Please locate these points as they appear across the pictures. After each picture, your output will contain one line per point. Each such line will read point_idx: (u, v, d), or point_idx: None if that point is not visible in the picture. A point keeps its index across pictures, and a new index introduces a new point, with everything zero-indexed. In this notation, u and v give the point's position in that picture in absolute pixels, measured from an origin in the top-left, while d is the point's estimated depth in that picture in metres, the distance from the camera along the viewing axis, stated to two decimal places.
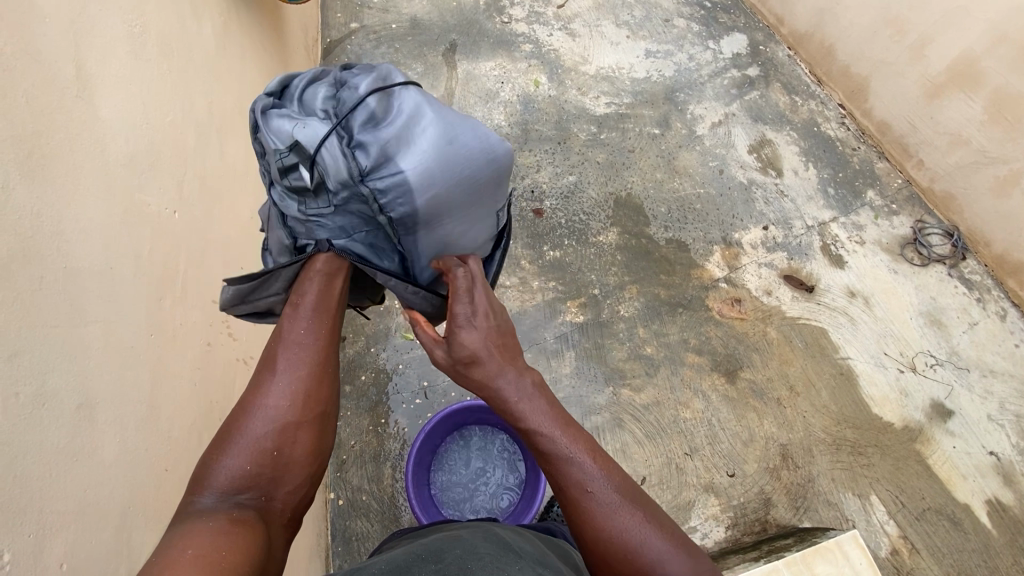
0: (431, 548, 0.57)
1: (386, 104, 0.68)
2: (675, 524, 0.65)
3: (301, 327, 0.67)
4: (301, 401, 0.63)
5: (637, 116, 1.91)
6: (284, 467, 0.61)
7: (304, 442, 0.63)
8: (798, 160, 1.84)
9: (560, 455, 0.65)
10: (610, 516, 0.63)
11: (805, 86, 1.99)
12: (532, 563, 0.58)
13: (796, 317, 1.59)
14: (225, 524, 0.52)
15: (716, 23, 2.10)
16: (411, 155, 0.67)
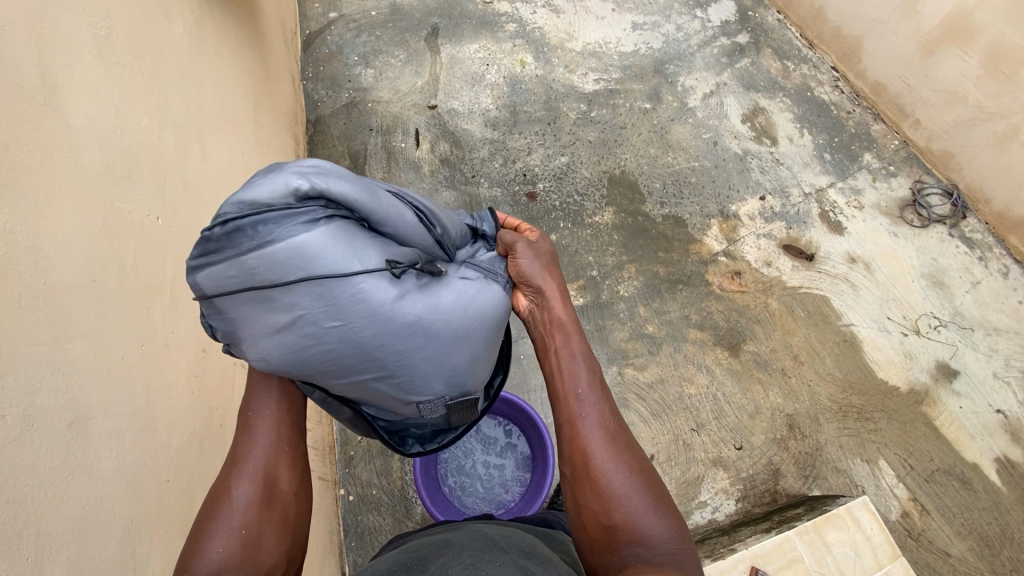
0: (418, 560, 0.64)
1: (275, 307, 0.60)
2: (659, 482, 0.74)
3: (260, 409, 0.71)
4: (261, 481, 0.68)
5: (627, 91, 1.87)
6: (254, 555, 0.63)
7: (272, 527, 0.66)
8: (793, 127, 1.81)
9: (577, 385, 0.79)
10: (607, 457, 0.74)
11: (797, 50, 1.94)
12: (516, 555, 0.63)
13: (797, 286, 1.58)
14: None
15: None
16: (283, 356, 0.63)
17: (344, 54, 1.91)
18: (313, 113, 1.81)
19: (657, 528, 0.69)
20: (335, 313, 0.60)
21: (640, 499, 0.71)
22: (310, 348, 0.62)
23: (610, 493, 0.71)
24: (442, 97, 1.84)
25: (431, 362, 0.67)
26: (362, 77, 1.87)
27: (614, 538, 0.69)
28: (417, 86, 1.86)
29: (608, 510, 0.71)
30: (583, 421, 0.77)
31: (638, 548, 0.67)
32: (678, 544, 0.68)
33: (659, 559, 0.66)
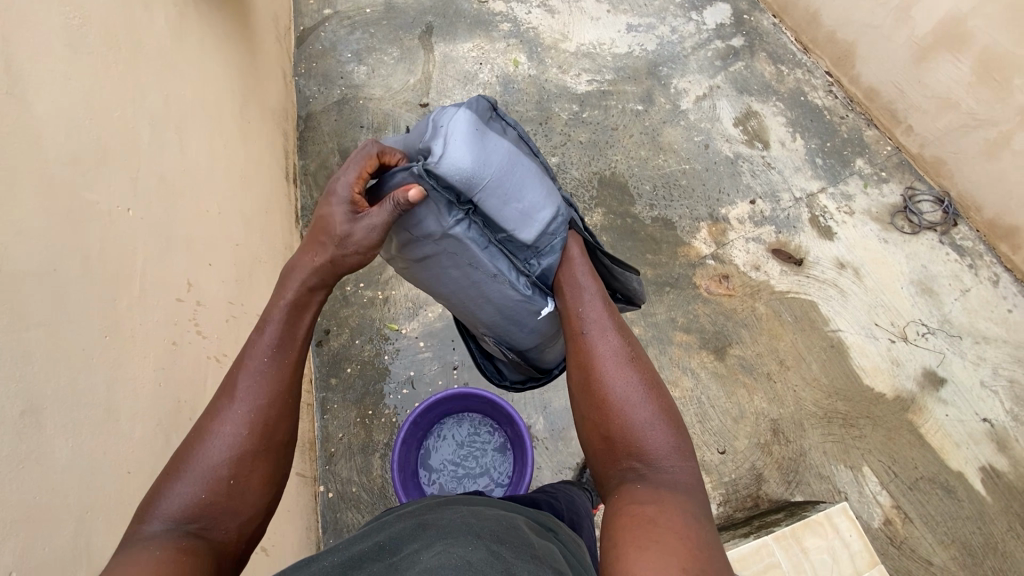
0: (394, 538, 0.64)
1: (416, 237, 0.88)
2: (665, 397, 0.83)
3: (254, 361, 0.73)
4: (259, 429, 0.70)
5: (620, 92, 1.88)
6: (279, 404, 0.73)
7: (259, 477, 0.69)
8: (785, 131, 1.81)
9: (588, 308, 0.91)
10: (618, 371, 0.84)
11: (791, 55, 1.96)
12: (490, 541, 0.61)
13: (785, 290, 1.57)
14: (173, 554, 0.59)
15: None
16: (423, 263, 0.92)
17: (337, 51, 1.91)
18: (304, 109, 1.81)
19: (656, 441, 0.79)
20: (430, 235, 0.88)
21: (648, 416, 0.80)
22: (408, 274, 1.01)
23: (617, 405, 0.82)
24: (434, 95, 1.84)
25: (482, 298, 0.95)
26: (355, 74, 1.87)
27: (614, 450, 0.80)
28: (410, 84, 1.85)
29: (610, 420, 0.81)
30: (593, 343, 0.87)
31: (637, 462, 0.78)
32: (676, 455, 0.78)
33: (654, 478, 0.75)
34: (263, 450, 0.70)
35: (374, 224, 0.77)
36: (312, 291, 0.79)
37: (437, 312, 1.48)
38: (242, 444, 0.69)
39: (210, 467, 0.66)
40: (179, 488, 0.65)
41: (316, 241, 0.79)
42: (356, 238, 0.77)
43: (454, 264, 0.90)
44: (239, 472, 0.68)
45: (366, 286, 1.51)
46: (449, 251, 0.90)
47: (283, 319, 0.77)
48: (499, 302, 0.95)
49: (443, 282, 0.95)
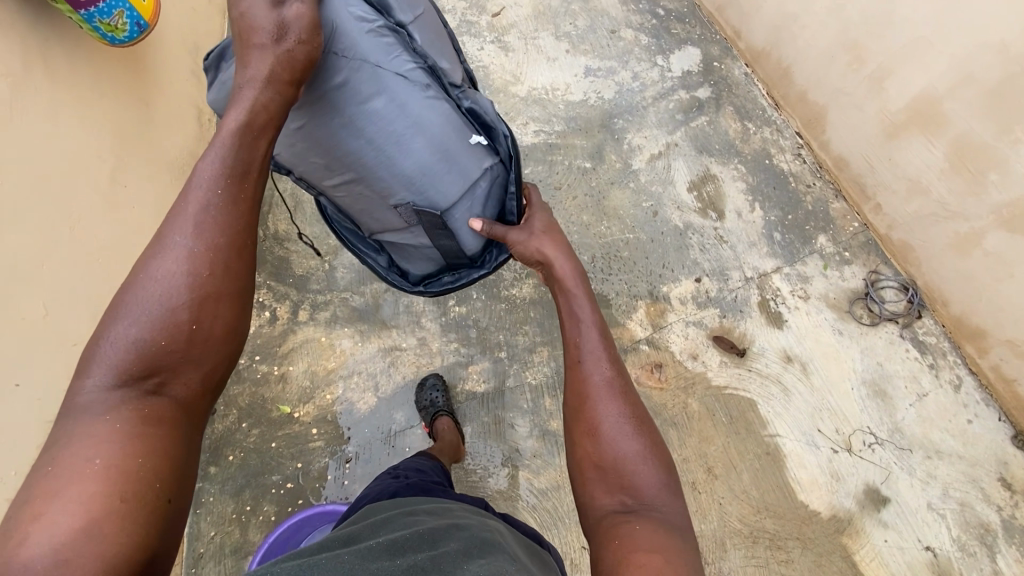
0: (399, 537, 0.69)
1: (350, 46, 0.89)
2: (656, 437, 0.80)
3: (201, 187, 0.66)
4: (215, 260, 0.64)
5: (568, 146, 1.73)
6: (235, 234, 0.66)
7: (226, 310, 0.65)
8: (744, 199, 1.66)
9: (584, 337, 0.88)
10: (608, 402, 0.82)
11: (760, 110, 1.80)
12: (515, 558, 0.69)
13: (722, 386, 1.43)
14: (139, 420, 0.58)
15: (668, 35, 1.95)
16: (353, 92, 0.91)
17: None
18: None
19: (644, 476, 0.76)
20: (366, 47, 0.91)
21: (637, 451, 0.77)
22: (303, 149, 0.94)
23: (610, 438, 0.79)
24: None
25: (417, 133, 0.97)
26: None
27: (608, 479, 0.77)
28: None
29: (601, 449, 0.78)
30: (583, 363, 0.86)
31: (628, 496, 0.75)
32: (662, 490, 0.75)
33: (654, 518, 0.72)
34: (229, 291, 0.65)
35: (285, 19, 0.74)
36: (272, 114, 0.72)
37: (336, 394, 1.38)
38: (203, 284, 0.63)
39: (163, 310, 0.61)
40: (125, 330, 0.61)
41: (249, 47, 0.72)
42: (285, 25, 0.74)
43: (378, 75, 0.92)
44: (202, 320, 0.63)
45: (262, 359, 1.40)
46: (367, 71, 0.91)
47: (234, 143, 0.69)
48: (426, 133, 0.98)
49: (362, 122, 0.93)
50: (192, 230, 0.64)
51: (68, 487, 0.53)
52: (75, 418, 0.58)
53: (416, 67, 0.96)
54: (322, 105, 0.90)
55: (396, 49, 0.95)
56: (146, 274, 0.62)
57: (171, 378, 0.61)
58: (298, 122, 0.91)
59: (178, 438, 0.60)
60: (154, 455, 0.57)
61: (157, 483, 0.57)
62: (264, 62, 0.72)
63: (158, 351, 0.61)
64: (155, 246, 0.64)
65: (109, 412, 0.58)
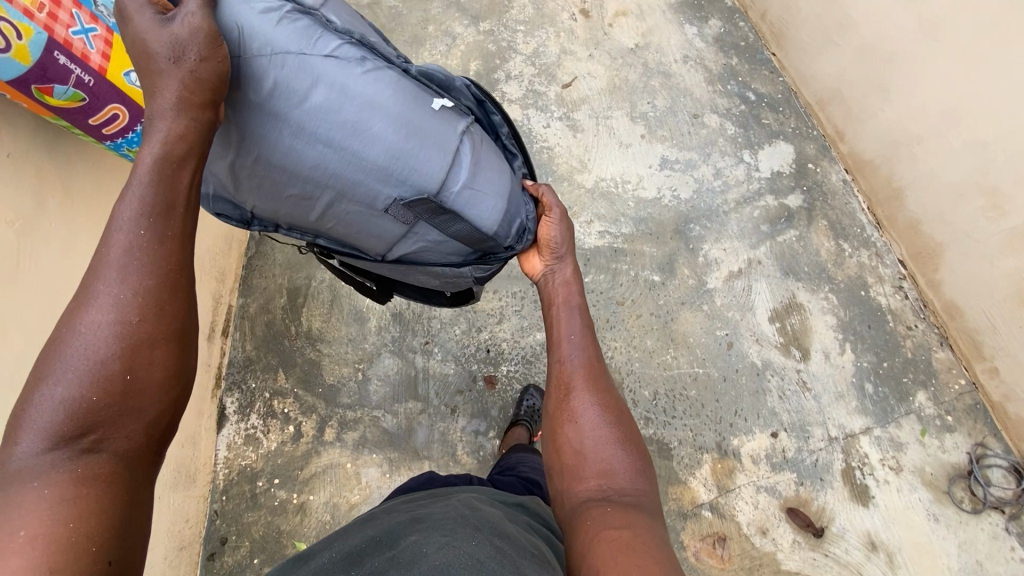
0: (380, 534, 0.75)
1: (267, 42, 0.71)
2: (630, 426, 0.85)
3: (124, 231, 0.61)
4: (144, 305, 0.60)
5: (636, 253, 1.55)
6: (167, 272, 0.62)
7: (163, 357, 0.61)
8: (833, 338, 1.46)
9: (568, 352, 0.91)
10: (584, 391, 0.87)
11: (858, 227, 1.59)
12: (490, 534, 0.73)
13: (793, 572, 1.24)
14: (64, 487, 0.54)
15: (758, 124, 1.74)
16: (295, 97, 0.73)
17: None
18: (258, 226, 1.53)
19: (619, 464, 0.81)
20: (291, 37, 0.73)
21: (611, 440, 0.82)
22: (271, 184, 0.78)
23: (587, 441, 0.83)
24: None
25: (379, 121, 0.78)
26: None
27: (584, 471, 0.81)
28: None
29: (580, 440, 0.83)
30: (569, 360, 0.90)
31: (606, 486, 0.78)
32: (636, 475, 0.80)
33: (629, 501, 0.76)
34: (166, 335, 0.61)
35: (179, 36, 0.63)
36: (192, 143, 0.64)
37: None
38: (134, 331, 0.59)
39: (93, 363, 0.58)
40: (50, 390, 0.57)
41: (151, 76, 0.64)
42: (180, 44, 0.64)
43: (316, 67, 0.74)
44: (136, 369, 0.59)
45: (280, 485, 1.28)
46: (297, 65, 0.73)
47: (153, 178, 0.63)
48: (384, 112, 0.78)
49: (311, 124, 0.75)
50: (117, 277, 0.60)
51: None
52: (1, 489, 0.53)
53: (351, 43, 0.79)
54: (261, 120, 0.73)
55: (317, 31, 0.76)
56: (72, 333, 0.59)
57: (107, 431, 0.57)
58: (248, 158, 0.74)
59: (118, 493, 0.56)
60: (88, 517, 0.53)
61: (93, 549, 0.52)
62: (172, 89, 0.63)
63: (88, 410, 0.57)
64: (78, 303, 0.60)
65: (35, 481, 0.54)
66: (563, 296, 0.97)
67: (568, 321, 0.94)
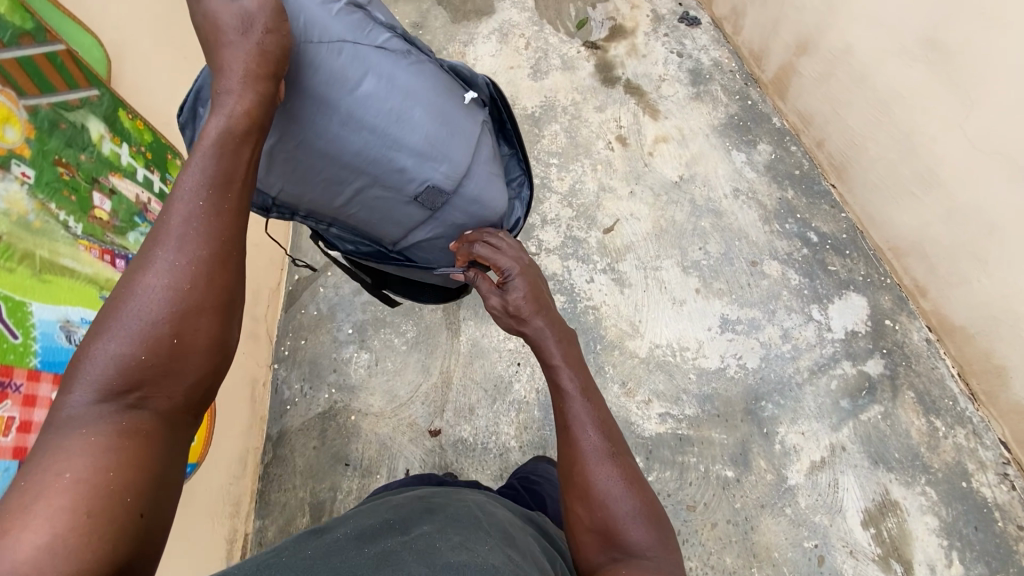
0: (397, 521, 0.74)
1: (327, 29, 0.80)
2: (654, 499, 0.82)
3: (186, 199, 0.60)
4: (196, 274, 0.58)
5: (704, 441, 1.36)
6: (218, 245, 0.60)
7: (209, 324, 0.59)
8: (937, 546, 1.27)
9: (572, 404, 0.87)
10: (602, 466, 0.82)
11: (949, 399, 1.41)
12: (499, 542, 0.72)
13: None
14: (113, 437, 0.52)
15: (825, 272, 1.57)
16: (343, 84, 0.82)
17: (335, 320, 1.49)
18: (276, 424, 1.38)
19: (636, 533, 0.78)
20: (348, 31, 0.83)
21: (627, 511, 0.79)
22: (304, 169, 0.84)
23: (600, 501, 0.80)
24: (451, 417, 1.38)
25: (415, 117, 0.90)
26: (351, 367, 1.44)
27: (601, 540, 0.79)
28: (421, 390, 1.41)
29: (594, 509, 0.80)
30: (577, 426, 0.85)
31: (618, 552, 0.77)
32: (659, 548, 0.77)
33: (651, 563, 0.74)
34: (216, 302, 0.59)
35: (249, 9, 0.66)
36: (257, 123, 0.65)
37: None
38: (185, 297, 0.58)
39: (144, 322, 0.56)
40: (105, 346, 0.55)
41: (220, 48, 0.66)
42: (249, 17, 0.66)
43: (364, 57, 0.85)
44: (184, 333, 0.57)
45: None
46: (348, 53, 0.83)
47: (219, 152, 0.62)
48: (422, 104, 0.91)
49: (359, 111, 0.85)
50: (176, 244, 0.58)
51: (45, 500, 0.47)
52: (53, 436, 0.51)
53: (395, 42, 0.91)
54: (311, 107, 0.81)
55: (371, 27, 0.88)
56: (127, 295, 0.57)
57: (152, 389, 0.56)
58: (292, 141, 0.81)
59: (159, 447, 0.54)
60: (127, 466, 0.51)
61: (129, 504, 0.51)
62: (238, 62, 0.65)
63: (137, 367, 0.55)
64: (136, 264, 0.59)
65: (84, 428, 0.52)
66: (547, 352, 0.92)
67: (542, 337, 0.93)
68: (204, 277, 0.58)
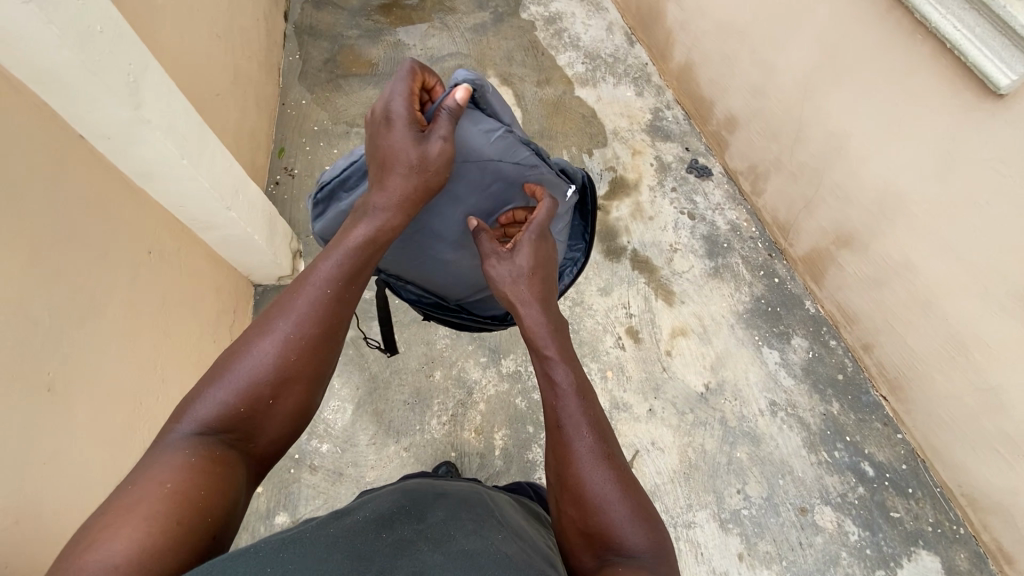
0: (413, 502, 0.66)
1: (479, 150, 0.84)
2: (649, 505, 0.74)
3: (315, 280, 0.73)
4: (300, 348, 0.71)
5: None
6: (323, 326, 0.72)
7: (301, 391, 0.71)
8: None
9: (563, 401, 0.78)
10: (593, 463, 0.74)
11: None
12: (512, 533, 0.68)
13: None
14: (203, 461, 0.62)
15: (887, 521, 1.31)
16: (469, 193, 0.89)
17: None
18: None
19: (632, 539, 0.70)
20: (495, 150, 0.85)
21: (622, 514, 0.71)
22: (414, 246, 0.94)
23: (595, 502, 0.72)
24: None
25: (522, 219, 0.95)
26: None
27: (595, 543, 0.71)
28: None
29: (588, 517, 0.72)
30: (567, 427, 0.77)
31: (614, 555, 0.69)
32: (652, 555, 0.70)
33: (639, 568, 0.67)
34: (308, 376, 0.71)
35: (432, 152, 0.74)
36: (395, 234, 0.77)
37: None
38: (288, 367, 0.70)
39: (250, 382, 0.68)
40: (214, 393, 0.67)
41: (385, 171, 0.75)
42: (425, 159, 0.74)
43: (497, 173, 0.88)
44: (280, 397, 0.70)
45: None
46: (484, 168, 0.87)
47: (351, 252, 0.75)
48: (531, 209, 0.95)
49: (478, 208, 0.91)
50: (296, 321, 0.71)
51: (131, 508, 0.55)
52: (154, 456, 0.62)
53: (531, 152, 0.89)
54: (438, 198, 0.87)
55: (518, 145, 0.87)
56: (243, 353, 0.70)
57: (248, 434, 0.68)
58: (415, 226, 0.90)
59: (234, 486, 0.63)
60: (216, 491, 0.60)
61: (206, 521, 0.58)
62: (399, 189, 0.74)
63: (235, 417, 0.67)
64: (258, 326, 0.72)
65: (176, 451, 0.62)
66: (539, 341, 0.82)
67: (533, 322, 0.82)
68: (305, 353, 0.71)
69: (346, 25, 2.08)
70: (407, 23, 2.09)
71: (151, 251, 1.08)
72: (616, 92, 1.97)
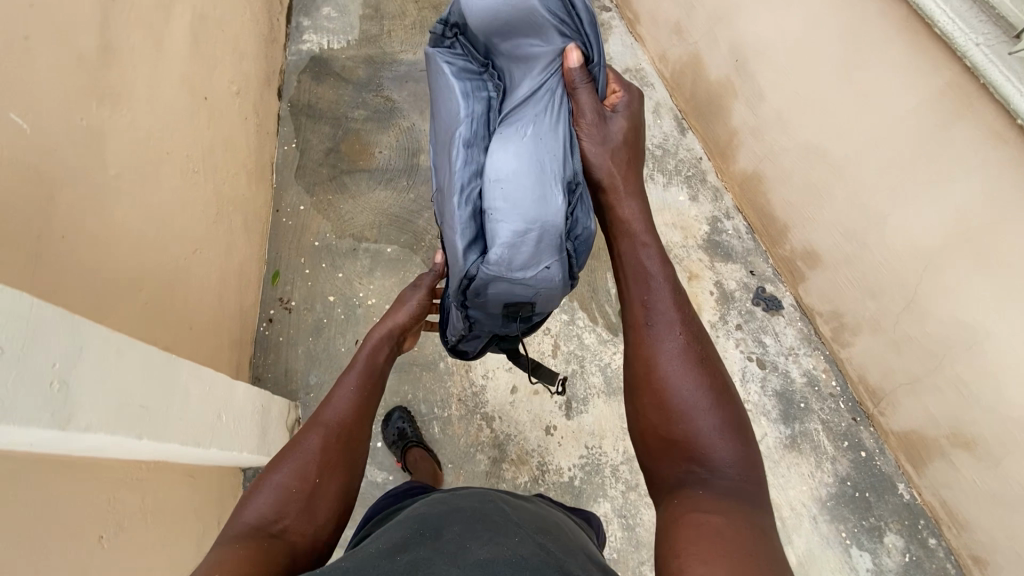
0: (421, 522, 0.60)
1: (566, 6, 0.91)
2: (741, 420, 0.67)
3: (345, 383, 0.84)
4: (340, 432, 0.77)
5: None
6: (360, 418, 0.80)
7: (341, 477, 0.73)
8: None
9: (652, 293, 0.72)
10: (674, 341, 0.69)
11: None
12: (532, 535, 0.59)
13: None
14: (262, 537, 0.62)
15: None
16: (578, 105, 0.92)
17: None
18: None
19: (720, 453, 0.64)
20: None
21: (711, 424, 0.65)
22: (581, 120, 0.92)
23: (681, 410, 0.66)
24: None
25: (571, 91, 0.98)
26: None
27: (672, 450, 0.66)
28: None
29: (671, 424, 0.66)
30: (652, 325, 0.70)
31: (701, 469, 0.63)
32: (743, 471, 0.63)
33: (725, 489, 0.61)
34: (348, 462, 0.75)
35: (632, 109, 0.87)
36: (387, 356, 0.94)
37: None
38: (332, 453, 0.74)
39: (305, 462, 0.72)
40: (274, 477, 0.70)
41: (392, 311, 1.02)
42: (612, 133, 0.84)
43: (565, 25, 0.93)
44: (323, 479, 0.72)
45: None
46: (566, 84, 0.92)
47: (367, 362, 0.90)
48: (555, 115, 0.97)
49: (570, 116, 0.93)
50: (332, 408, 0.79)
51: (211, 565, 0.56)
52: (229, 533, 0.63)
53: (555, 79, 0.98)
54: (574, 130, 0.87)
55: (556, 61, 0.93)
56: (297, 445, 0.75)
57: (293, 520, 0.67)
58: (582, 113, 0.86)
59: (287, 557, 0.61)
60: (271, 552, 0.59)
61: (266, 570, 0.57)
62: (385, 327, 0.99)
63: (289, 498, 0.68)
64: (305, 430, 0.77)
65: (240, 535, 0.62)
66: (635, 225, 0.77)
67: (631, 213, 0.78)
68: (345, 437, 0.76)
69: (350, 103, 1.77)
70: (421, 101, 1.79)
71: (106, 533, 0.82)
72: (666, 195, 1.68)
